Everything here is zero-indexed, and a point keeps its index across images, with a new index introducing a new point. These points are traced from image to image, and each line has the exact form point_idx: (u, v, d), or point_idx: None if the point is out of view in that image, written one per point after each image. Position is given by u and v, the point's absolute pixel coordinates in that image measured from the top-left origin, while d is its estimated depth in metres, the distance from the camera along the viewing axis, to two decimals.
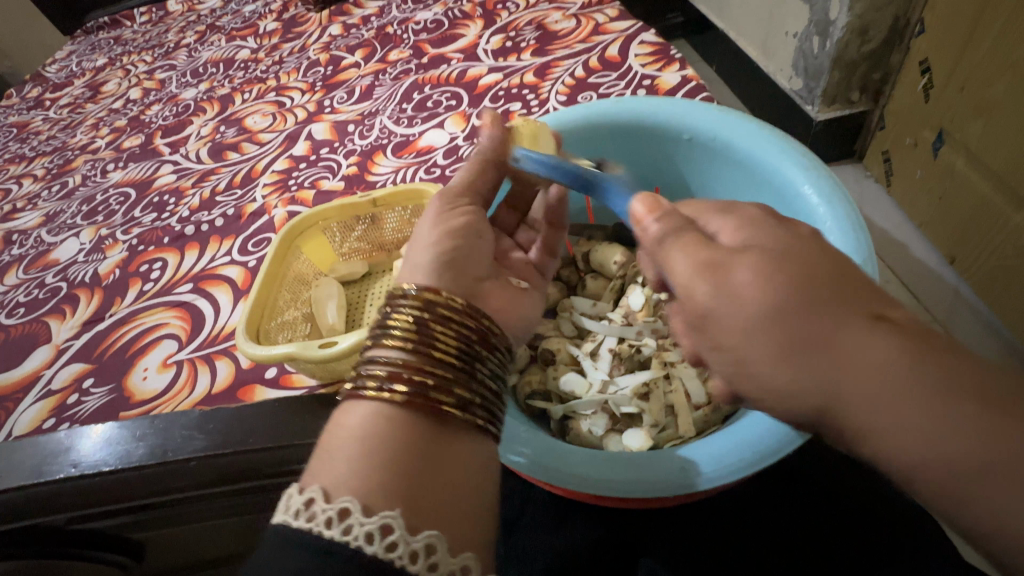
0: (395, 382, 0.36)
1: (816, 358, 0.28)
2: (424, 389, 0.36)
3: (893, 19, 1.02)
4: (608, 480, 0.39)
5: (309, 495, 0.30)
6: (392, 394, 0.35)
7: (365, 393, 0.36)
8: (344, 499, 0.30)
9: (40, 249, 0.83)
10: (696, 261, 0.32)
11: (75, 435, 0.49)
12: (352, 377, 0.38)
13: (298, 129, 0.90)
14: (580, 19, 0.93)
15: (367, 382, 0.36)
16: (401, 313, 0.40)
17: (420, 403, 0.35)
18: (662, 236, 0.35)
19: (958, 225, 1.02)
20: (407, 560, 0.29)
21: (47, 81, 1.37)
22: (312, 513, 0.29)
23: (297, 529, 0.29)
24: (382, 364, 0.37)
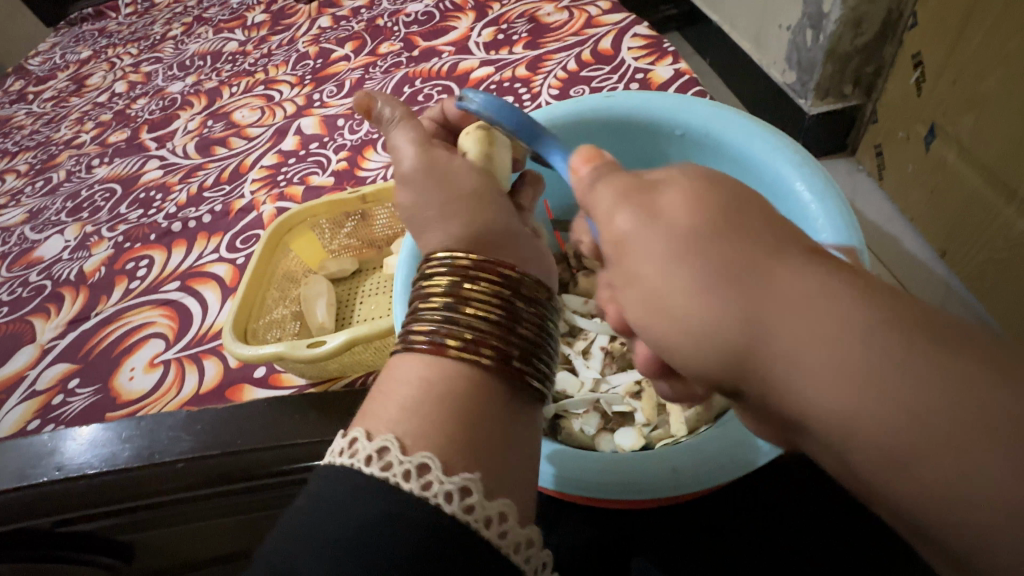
0: (483, 346, 0.36)
1: (742, 287, 0.25)
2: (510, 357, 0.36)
3: (886, 12, 1.01)
4: (603, 482, 0.39)
5: (383, 445, 0.31)
6: (481, 357, 0.35)
7: (448, 353, 0.36)
8: (423, 455, 0.31)
9: (24, 247, 0.82)
10: (622, 189, 0.30)
11: (60, 438, 0.48)
12: (426, 335, 0.37)
13: (287, 124, 0.89)
14: (572, 11, 0.92)
15: (448, 342, 0.36)
16: (482, 282, 0.38)
17: (507, 370, 0.36)
18: (594, 177, 0.33)
19: (949, 219, 1.02)
20: (481, 525, 0.30)
21: (31, 74, 1.35)
22: (389, 463, 0.31)
23: (375, 476, 0.30)
24: (464, 327, 0.36)
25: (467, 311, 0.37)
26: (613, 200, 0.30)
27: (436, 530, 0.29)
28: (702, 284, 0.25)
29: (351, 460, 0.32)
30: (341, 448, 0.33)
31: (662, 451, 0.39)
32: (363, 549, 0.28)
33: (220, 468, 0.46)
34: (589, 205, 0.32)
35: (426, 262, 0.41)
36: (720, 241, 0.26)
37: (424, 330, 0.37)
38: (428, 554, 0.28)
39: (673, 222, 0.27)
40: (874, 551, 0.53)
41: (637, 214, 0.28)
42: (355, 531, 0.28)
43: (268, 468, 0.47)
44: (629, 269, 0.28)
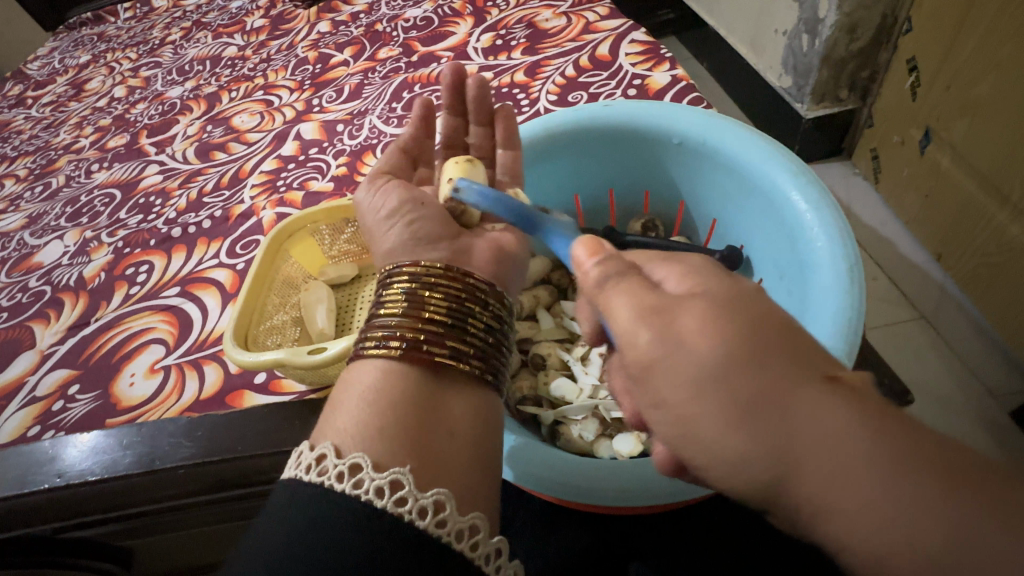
0: (391, 339, 0.37)
1: (763, 427, 0.24)
2: (418, 343, 0.37)
3: (881, 18, 1.02)
4: (601, 489, 0.39)
5: (355, 462, 0.31)
6: (390, 349, 0.37)
7: (362, 351, 0.38)
8: (395, 471, 0.31)
9: (23, 252, 0.82)
10: (637, 307, 0.29)
11: (60, 444, 0.48)
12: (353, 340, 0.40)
13: (287, 129, 0.89)
14: (570, 17, 0.92)
15: (363, 343, 0.38)
16: (394, 288, 0.41)
17: (416, 355, 0.37)
18: (605, 279, 0.32)
19: (943, 223, 1.03)
20: (453, 538, 0.30)
21: (29, 79, 1.35)
22: (360, 480, 0.30)
23: (346, 493, 0.30)
24: (376, 326, 0.39)
25: (379, 312, 0.40)
26: (631, 317, 0.29)
27: (414, 547, 0.28)
28: (732, 417, 0.24)
29: (322, 477, 0.31)
30: (309, 465, 0.32)
31: None
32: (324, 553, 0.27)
33: (220, 473, 0.46)
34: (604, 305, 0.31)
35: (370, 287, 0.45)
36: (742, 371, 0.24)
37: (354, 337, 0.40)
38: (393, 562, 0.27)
39: (699, 351, 0.26)
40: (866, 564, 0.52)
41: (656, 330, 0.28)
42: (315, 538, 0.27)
43: (269, 473, 0.48)
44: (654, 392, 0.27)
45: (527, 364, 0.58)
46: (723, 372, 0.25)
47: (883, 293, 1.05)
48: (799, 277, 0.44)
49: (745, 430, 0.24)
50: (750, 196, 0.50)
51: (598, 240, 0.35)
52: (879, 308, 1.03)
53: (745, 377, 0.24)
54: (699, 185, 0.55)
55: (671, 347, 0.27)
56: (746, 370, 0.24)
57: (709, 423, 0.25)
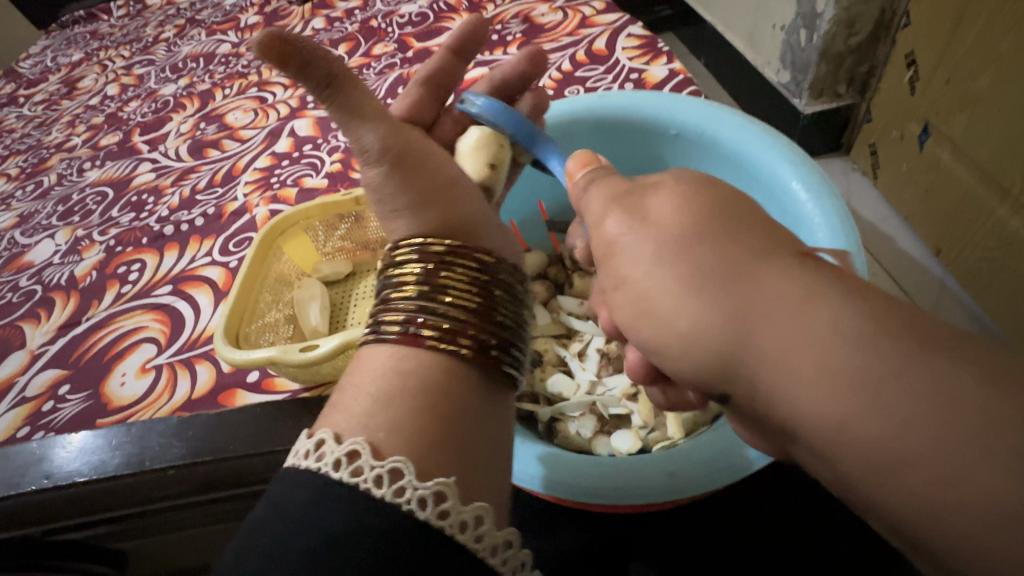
0: (462, 337, 0.36)
1: (726, 291, 0.26)
2: (488, 347, 0.37)
3: (879, 12, 1.02)
4: (603, 486, 0.38)
5: (395, 467, 0.29)
6: (459, 348, 0.36)
7: (423, 343, 0.36)
8: (440, 482, 0.29)
9: (14, 252, 0.81)
10: (611, 195, 0.33)
11: (49, 445, 0.47)
12: (402, 323, 0.37)
13: (281, 126, 0.88)
14: (567, 12, 0.92)
15: (424, 333, 0.36)
16: (460, 273, 0.38)
17: (484, 361, 0.36)
18: (588, 184, 0.37)
19: (943, 218, 1.03)
20: (489, 554, 0.29)
21: (21, 77, 1.34)
22: (403, 488, 0.29)
23: (385, 500, 0.28)
24: (441, 316, 0.36)
25: (445, 299, 0.37)
26: (603, 206, 0.33)
27: (449, 559, 0.27)
28: (690, 284, 0.27)
29: (358, 479, 0.29)
30: (338, 461, 0.30)
31: (660, 455, 0.39)
32: (335, 552, 0.26)
33: (213, 474, 0.45)
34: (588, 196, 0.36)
35: (397, 252, 0.40)
36: (713, 238, 0.28)
37: (400, 317, 0.37)
38: (412, 566, 0.26)
39: (665, 226, 0.29)
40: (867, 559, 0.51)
41: (626, 219, 0.31)
42: (328, 535, 0.27)
43: (263, 472, 0.46)
44: (619, 271, 0.31)
45: None
46: (684, 244, 0.28)
47: (882, 289, 1.04)
48: None
49: (700, 293, 0.27)
50: (751, 187, 0.49)
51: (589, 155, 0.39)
52: None
53: (707, 247, 0.27)
54: None
55: (635, 230, 0.30)
56: (703, 241, 0.28)
57: (665, 294, 0.28)
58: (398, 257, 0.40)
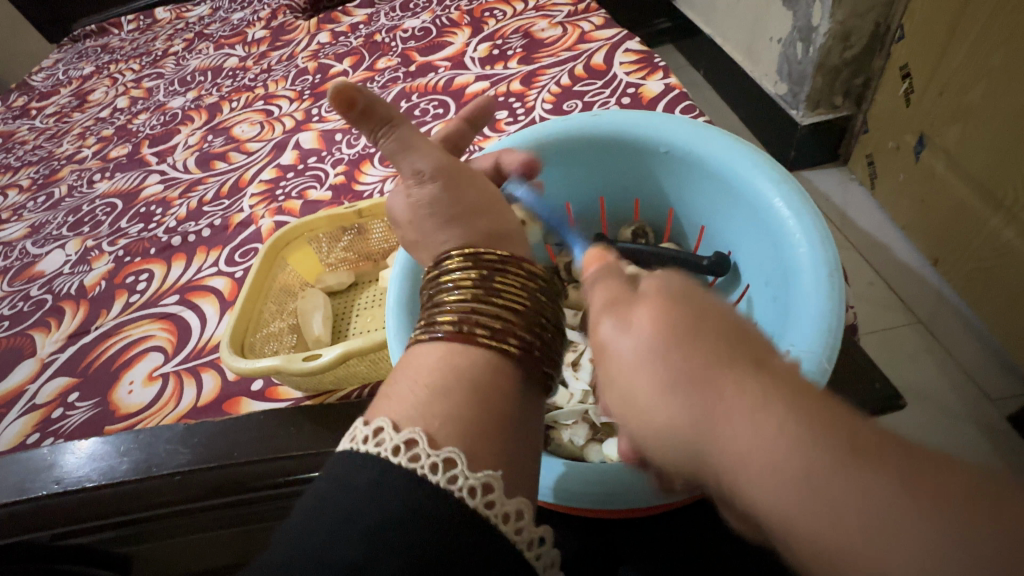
0: (510, 337, 0.36)
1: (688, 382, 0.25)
2: (534, 351, 0.36)
3: (873, 26, 1.04)
4: (585, 491, 0.38)
5: (451, 456, 0.29)
6: (507, 347, 0.35)
7: (474, 340, 0.35)
8: (488, 473, 0.29)
9: (25, 261, 0.83)
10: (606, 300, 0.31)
11: (59, 451, 0.48)
12: (456, 321, 0.36)
13: (286, 138, 0.90)
14: (566, 27, 0.94)
15: (477, 331, 0.35)
16: (507, 277, 0.39)
17: (530, 363, 0.36)
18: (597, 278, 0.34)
19: (939, 228, 1.03)
20: (527, 548, 0.29)
21: (34, 90, 1.37)
22: (455, 476, 0.29)
23: (440, 486, 0.28)
24: (491, 316, 0.36)
25: (498, 301, 0.37)
26: (598, 310, 0.32)
27: (493, 550, 0.28)
28: (660, 379, 0.26)
29: (415, 465, 0.29)
30: (394, 447, 0.30)
31: None
32: (388, 537, 0.26)
33: (216, 481, 0.46)
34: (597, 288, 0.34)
35: (448, 258, 0.40)
36: (681, 345, 0.26)
37: (453, 315, 0.36)
38: (458, 554, 0.27)
39: (640, 333, 0.28)
40: None
41: (611, 320, 0.30)
42: (383, 518, 0.27)
43: (262, 480, 0.47)
44: (605, 372, 0.30)
45: None
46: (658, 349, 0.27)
47: (879, 298, 1.05)
48: (783, 283, 0.44)
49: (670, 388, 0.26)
50: (736, 205, 0.50)
51: (604, 253, 0.37)
52: (876, 313, 1.04)
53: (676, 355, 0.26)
54: (685, 195, 0.56)
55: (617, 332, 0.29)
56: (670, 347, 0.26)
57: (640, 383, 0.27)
58: (447, 263, 0.40)
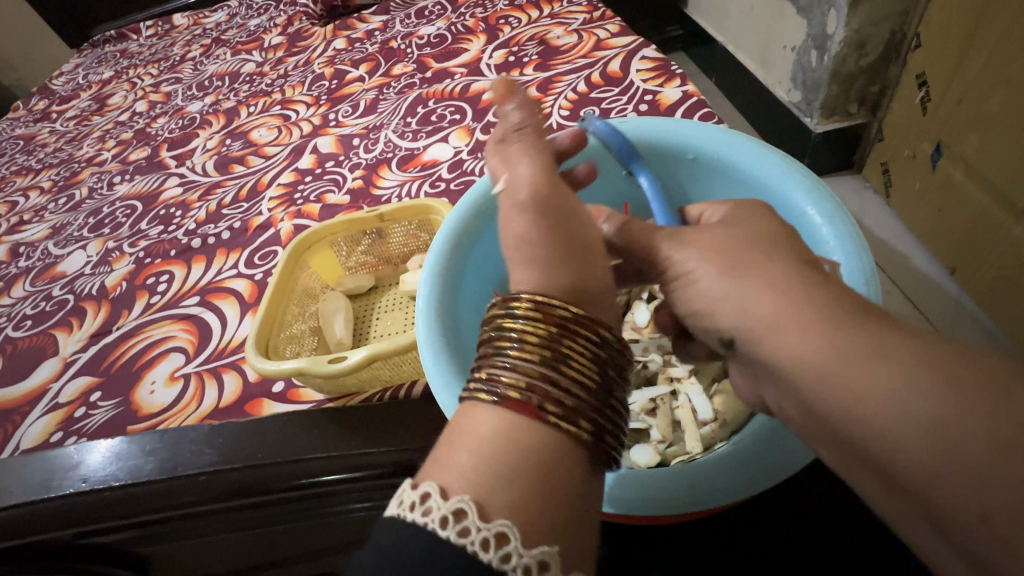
0: (582, 419, 0.30)
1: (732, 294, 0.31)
2: (605, 435, 0.31)
3: (889, 34, 1.04)
4: (622, 497, 0.37)
5: (503, 530, 0.25)
6: (581, 431, 0.30)
7: (542, 418, 0.29)
8: (546, 551, 0.25)
9: (47, 262, 0.84)
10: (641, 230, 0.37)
11: (85, 450, 0.49)
12: (523, 389, 0.30)
13: (304, 143, 0.91)
14: (582, 34, 0.94)
15: (547, 406, 0.29)
16: (580, 343, 0.33)
17: (601, 450, 0.30)
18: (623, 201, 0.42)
19: (957, 237, 1.03)
20: None
21: (54, 94, 1.39)
22: (505, 555, 0.25)
23: (493, 567, 0.24)
24: (564, 391, 0.30)
25: (567, 371, 0.31)
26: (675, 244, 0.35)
27: None
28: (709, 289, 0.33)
29: (465, 541, 0.25)
30: (411, 504, 0.26)
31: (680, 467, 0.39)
32: None
33: (240, 483, 0.46)
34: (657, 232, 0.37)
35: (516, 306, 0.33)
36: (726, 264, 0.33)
37: (519, 381, 0.30)
38: None
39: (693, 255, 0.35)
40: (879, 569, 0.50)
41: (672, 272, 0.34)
42: None
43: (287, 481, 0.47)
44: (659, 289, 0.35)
45: None
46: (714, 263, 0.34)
47: (897, 307, 1.04)
48: None
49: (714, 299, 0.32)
50: None
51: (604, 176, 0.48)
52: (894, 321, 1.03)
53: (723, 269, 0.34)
54: None
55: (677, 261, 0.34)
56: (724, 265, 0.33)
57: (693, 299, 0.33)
58: (508, 311, 0.34)
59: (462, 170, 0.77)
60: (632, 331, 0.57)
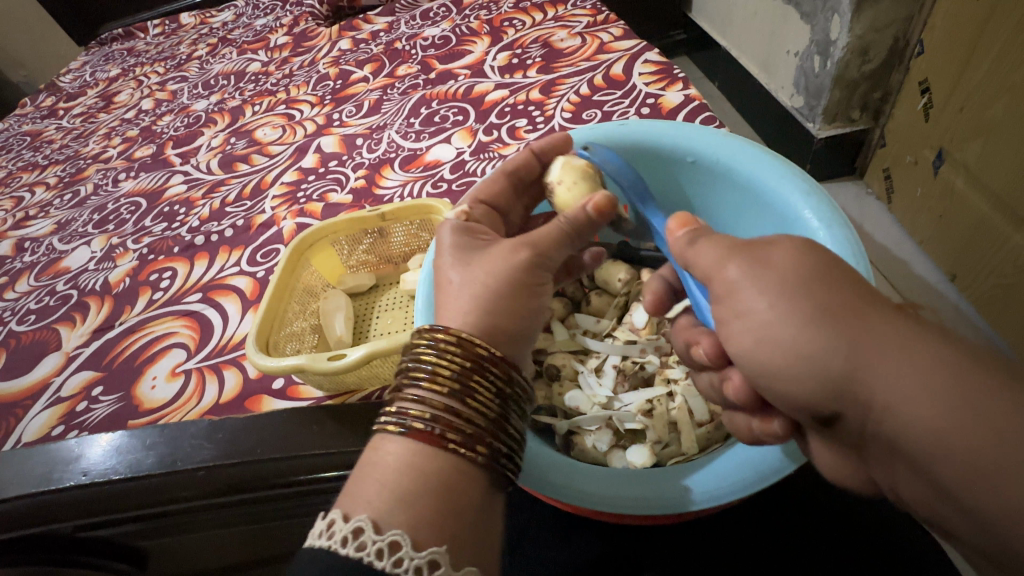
0: (480, 445, 0.35)
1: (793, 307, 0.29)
2: (502, 457, 0.36)
3: (892, 41, 1.04)
4: (610, 496, 0.37)
5: (395, 539, 0.31)
6: (476, 454, 0.35)
7: (445, 446, 0.35)
8: (434, 551, 0.31)
9: (52, 257, 0.84)
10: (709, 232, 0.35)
11: (86, 443, 0.50)
12: (427, 420, 0.35)
13: (308, 142, 0.92)
14: (585, 38, 0.95)
15: (449, 435, 0.35)
16: (485, 378, 0.37)
17: (496, 469, 0.36)
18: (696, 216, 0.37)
19: (957, 243, 1.03)
20: None
21: (61, 91, 1.40)
22: None
23: (385, 572, 0.30)
24: (464, 421, 0.36)
25: (471, 403, 0.37)
26: (720, 255, 0.34)
27: None
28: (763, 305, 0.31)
29: (362, 554, 0.30)
30: (344, 537, 0.31)
31: (676, 470, 0.39)
32: None
33: (238, 478, 0.47)
34: (687, 245, 0.37)
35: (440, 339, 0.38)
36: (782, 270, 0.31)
37: (430, 413, 0.36)
38: None
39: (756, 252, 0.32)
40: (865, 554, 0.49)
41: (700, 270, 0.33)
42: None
43: (287, 476, 0.48)
44: (718, 287, 0.34)
45: (541, 375, 0.56)
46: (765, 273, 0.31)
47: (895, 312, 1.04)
48: None
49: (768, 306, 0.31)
50: (765, 215, 0.50)
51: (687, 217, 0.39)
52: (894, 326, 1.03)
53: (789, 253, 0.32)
54: (710, 205, 0.56)
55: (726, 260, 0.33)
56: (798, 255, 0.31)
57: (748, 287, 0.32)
58: (427, 342, 0.38)
59: (463, 171, 0.78)
60: (631, 332, 0.57)
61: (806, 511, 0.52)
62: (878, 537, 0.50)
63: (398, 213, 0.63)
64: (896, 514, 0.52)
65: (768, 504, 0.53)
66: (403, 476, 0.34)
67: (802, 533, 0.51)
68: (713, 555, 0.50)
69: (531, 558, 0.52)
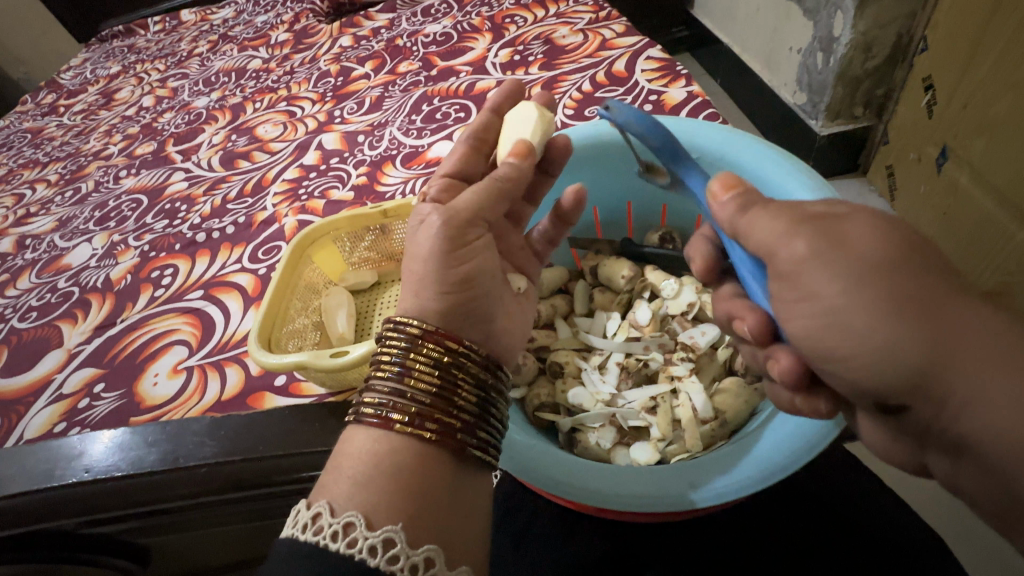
0: (422, 421, 0.35)
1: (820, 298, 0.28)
2: (448, 434, 0.35)
3: (896, 37, 1.04)
4: (613, 492, 0.37)
5: (349, 520, 0.30)
6: (421, 433, 0.35)
7: (391, 427, 0.35)
8: (389, 529, 0.30)
9: (53, 254, 0.84)
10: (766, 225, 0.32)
11: (87, 440, 0.49)
12: (375, 406, 0.36)
13: (309, 139, 0.91)
14: (587, 34, 0.95)
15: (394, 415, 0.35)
16: (431, 360, 0.37)
17: (444, 447, 0.35)
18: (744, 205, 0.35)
19: (960, 240, 1.03)
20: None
21: (62, 88, 1.40)
22: (391, 556, 0.30)
23: (340, 553, 0.29)
24: (410, 401, 0.36)
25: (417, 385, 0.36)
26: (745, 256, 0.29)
27: None
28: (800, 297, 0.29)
29: (317, 537, 0.30)
30: (304, 524, 0.31)
31: (680, 467, 0.39)
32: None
33: (241, 474, 0.47)
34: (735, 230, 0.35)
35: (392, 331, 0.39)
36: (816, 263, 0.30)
37: (376, 398, 0.36)
38: None
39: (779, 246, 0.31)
40: (868, 553, 0.49)
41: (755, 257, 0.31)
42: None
43: (289, 473, 0.48)
44: None
45: (544, 371, 0.56)
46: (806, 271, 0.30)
47: None
48: None
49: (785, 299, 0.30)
50: None
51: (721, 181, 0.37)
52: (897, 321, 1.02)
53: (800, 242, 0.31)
54: None
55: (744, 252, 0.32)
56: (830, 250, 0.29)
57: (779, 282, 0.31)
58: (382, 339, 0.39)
59: None
60: (633, 329, 0.57)
61: (812, 510, 0.52)
62: (885, 537, 0.50)
63: (398, 208, 0.63)
64: (898, 512, 0.52)
65: (774, 504, 0.53)
66: (410, 473, 0.34)
67: (806, 531, 0.51)
68: (718, 554, 0.50)
69: (534, 555, 0.52)
